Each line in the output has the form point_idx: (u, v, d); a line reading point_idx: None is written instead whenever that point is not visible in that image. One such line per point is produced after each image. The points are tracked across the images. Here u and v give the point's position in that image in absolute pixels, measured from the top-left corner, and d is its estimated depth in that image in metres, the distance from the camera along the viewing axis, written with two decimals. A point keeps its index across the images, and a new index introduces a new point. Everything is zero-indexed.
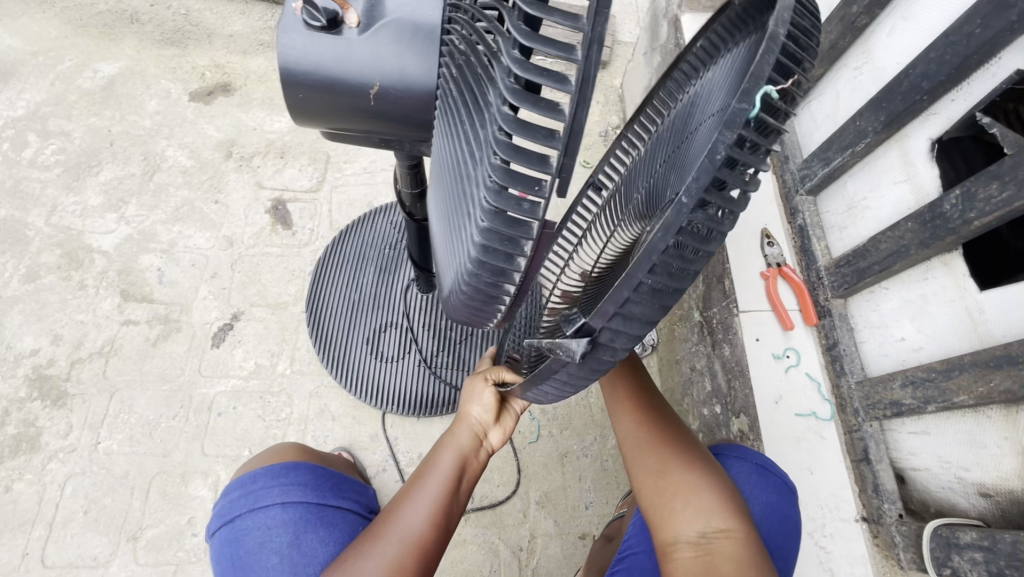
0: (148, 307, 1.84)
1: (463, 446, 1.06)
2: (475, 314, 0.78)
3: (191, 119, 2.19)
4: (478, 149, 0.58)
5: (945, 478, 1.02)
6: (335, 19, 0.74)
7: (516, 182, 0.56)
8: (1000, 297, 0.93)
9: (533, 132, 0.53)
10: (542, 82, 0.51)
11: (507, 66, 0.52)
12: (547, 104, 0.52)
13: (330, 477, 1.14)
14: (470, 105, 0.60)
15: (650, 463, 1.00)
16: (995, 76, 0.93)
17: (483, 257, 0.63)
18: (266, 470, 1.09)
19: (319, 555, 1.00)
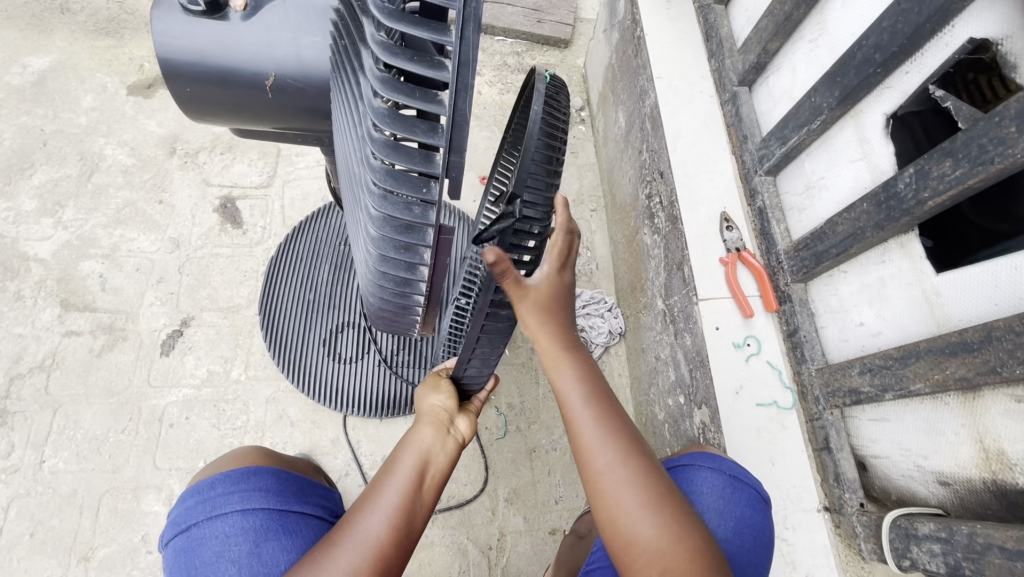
0: (91, 317, 1.75)
1: (426, 444, 0.94)
2: (395, 321, 0.73)
3: (130, 114, 2.07)
4: (359, 148, 0.52)
5: (904, 466, 0.99)
6: (216, 1, 0.67)
7: (401, 185, 0.50)
8: (956, 279, 0.89)
9: (412, 127, 0.47)
10: (414, 69, 0.45)
11: (374, 51, 0.46)
12: (423, 95, 0.46)
13: (293, 482, 1.10)
14: (351, 99, 0.54)
15: (612, 508, 0.82)
16: (948, 46, 0.88)
17: (382, 267, 0.58)
18: (225, 476, 1.05)
19: (280, 563, 0.95)
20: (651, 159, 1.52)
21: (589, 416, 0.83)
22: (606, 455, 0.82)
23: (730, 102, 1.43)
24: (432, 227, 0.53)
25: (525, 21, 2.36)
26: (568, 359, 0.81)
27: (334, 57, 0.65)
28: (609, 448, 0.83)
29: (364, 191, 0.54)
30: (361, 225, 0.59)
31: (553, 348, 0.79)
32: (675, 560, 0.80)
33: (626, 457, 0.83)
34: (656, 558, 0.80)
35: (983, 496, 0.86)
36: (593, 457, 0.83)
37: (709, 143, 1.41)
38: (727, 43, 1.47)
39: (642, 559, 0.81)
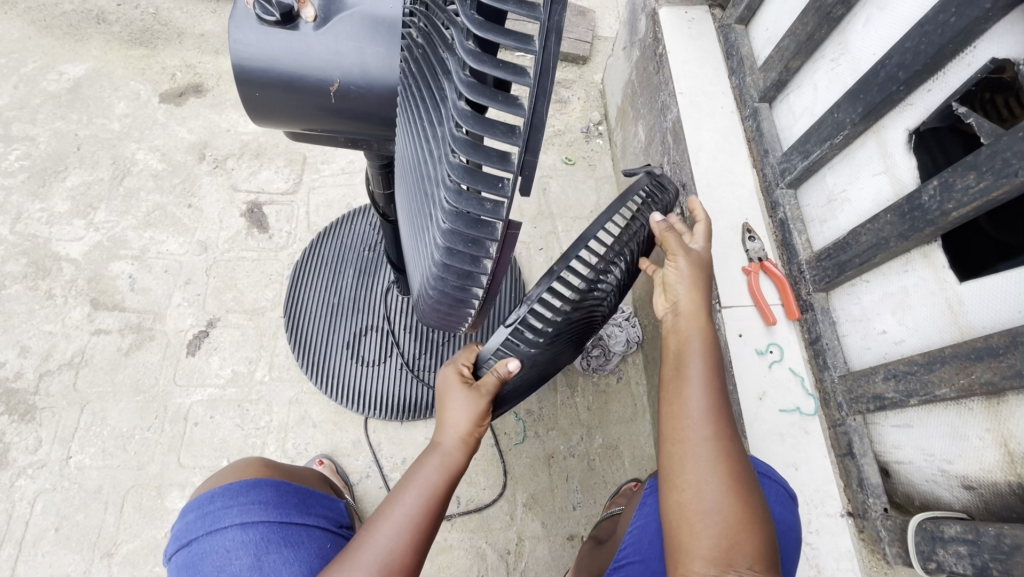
0: (120, 316, 1.79)
1: (445, 463, 0.98)
2: (446, 318, 0.76)
3: (162, 121, 2.13)
4: (436, 147, 0.56)
5: (928, 471, 1.01)
6: (289, 13, 0.71)
7: (476, 181, 0.54)
8: (980, 288, 0.92)
9: (492, 128, 0.51)
10: (500, 74, 0.49)
11: (462, 58, 0.50)
12: (505, 97, 0.49)
13: (294, 493, 1.10)
14: (428, 101, 0.58)
15: (695, 468, 0.88)
16: (971, 66, 0.92)
17: (449, 260, 0.61)
18: (225, 490, 1.05)
19: (281, 573, 0.95)
20: (672, 171, 1.57)
21: (702, 384, 0.93)
22: (708, 424, 0.90)
23: (750, 118, 1.49)
24: (500, 224, 0.56)
25: None
26: (700, 328, 0.97)
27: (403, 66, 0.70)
28: (711, 418, 0.91)
29: (437, 187, 0.58)
30: (428, 220, 0.63)
31: (692, 310, 0.99)
32: (739, 532, 0.83)
33: (725, 434, 0.90)
34: (722, 528, 0.83)
35: (1008, 499, 0.88)
36: (695, 423, 0.90)
37: (731, 157, 1.47)
38: (747, 62, 1.54)
39: (706, 521, 0.84)
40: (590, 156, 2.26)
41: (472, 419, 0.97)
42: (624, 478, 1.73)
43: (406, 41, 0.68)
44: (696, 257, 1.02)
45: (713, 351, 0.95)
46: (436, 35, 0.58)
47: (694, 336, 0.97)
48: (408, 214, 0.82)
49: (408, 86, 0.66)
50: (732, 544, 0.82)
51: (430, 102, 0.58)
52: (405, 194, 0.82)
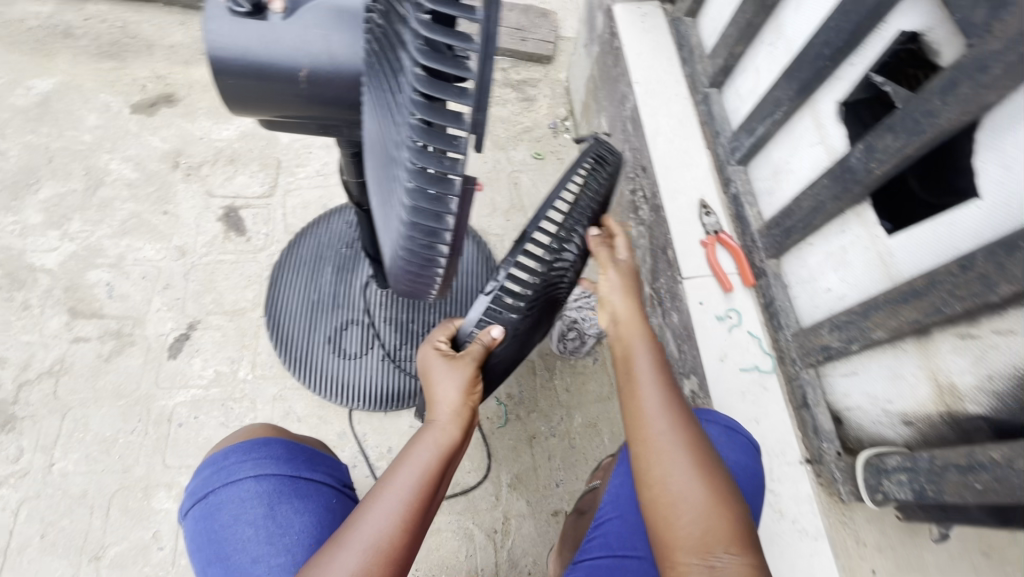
0: (99, 323, 1.80)
1: (439, 442, 1.01)
2: (415, 281, 0.82)
3: (134, 131, 2.15)
4: (397, 114, 0.62)
5: (874, 413, 1.10)
6: (258, 4, 0.77)
7: (434, 140, 0.60)
8: (906, 238, 1.01)
9: (445, 89, 0.57)
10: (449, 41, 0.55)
11: (414, 27, 0.56)
12: (455, 62, 0.56)
13: (303, 450, 1.13)
14: (386, 71, 0.64)
15: (663, 461, 0.93)
16: (884, 38, 1.01)
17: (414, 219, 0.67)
18: (237, 446, 1.08)
19: (294, 523, 1.02)
20: (633, 156, 1.66)
21: (655, 383, 1.01)
22: (666, 418, 0.97)
23: (702, 103, 1.58)
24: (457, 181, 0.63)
25: (510, 39, 2.53)
26: (642, 333, 1.08)
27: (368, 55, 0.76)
28: (670, 413, 0.98)
29: (399, 150, 0.63)
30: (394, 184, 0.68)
31: (631, 316, 1.10)
32: (716, 514, 0.87)
33: (684, 423, 0.97)
34: (699, 514, 0.87)
35: (941, 429, 0.97)
36: (654, 417, 0.98)
37: (685, 139, 1.56)
38: (696, 52, 1.64)
39: (681, 509, 0.89)
40: (558, 150, 2.35)
41: (462, 389, 1.05)
42: (604, 454, 1.80)
43: (369, 24, 0.74)
44: (624, 268, 1.15)
45: (658, 350, 1.05)
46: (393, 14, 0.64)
47: (637, 341, 1.07)
48: (375, 187, 0.88)
49: (372, 66, 0.72)
50: (711, 529, 0.86)
51: (389, 73, 0.63)
52: (371, 166, 0.88)
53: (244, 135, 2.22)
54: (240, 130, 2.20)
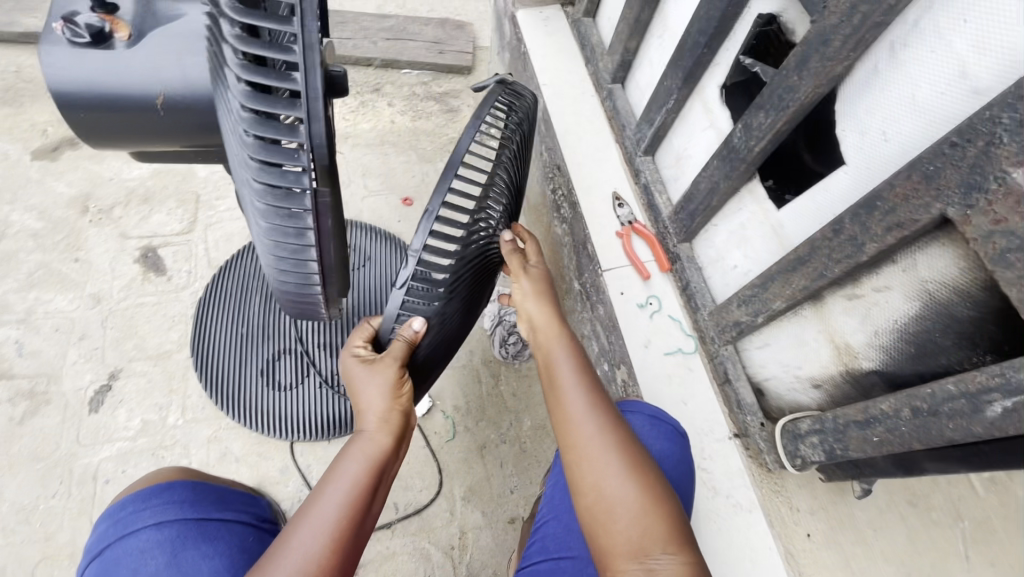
0: (8, 385, 1.68)
1: (368, 455, 0.98)
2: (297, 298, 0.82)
3: (37, 178, 2.04)
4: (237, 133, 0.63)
5: (788, 381, 1.13)
6: (99, 34, 0.76)
7: (273, 155, 0.62)
8: (792, 209, 1.05)
9: (273, 103, 0.59)
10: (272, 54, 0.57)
11: (233, 46, 0.58)
12: (279, 75, 0.58)
13: (213, 492, 1.11)
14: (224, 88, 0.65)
15: (595, 466, 0.93)
16: (748, 22, 1.08)
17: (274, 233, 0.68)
18: (137, 495, 1.06)
19: (200, 568, 0.98)
20: (549, 156, 1.68)
21: (582, 389, 1.01)
22: (597, 422, 0.97)
23: (607, 99, 1.62)
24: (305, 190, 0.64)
25: (428, 53, 2.54)
26: (562, 337, 1.08)
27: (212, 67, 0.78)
28: (600, 416, 0.98)
29: (245, 170, 0.65)
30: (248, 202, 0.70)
31: (551, 322, 1.10)
32: (652, 518, 0.88)
33: (610, 425, 0.97)
34: (633, 517, 0.88)
35: (845, 389, 1.00)
36: (580, 422, 0.97)
37: (594, 135, 1.59)
38: (598, 50, 1.68)
39: (618, 515, 0.89)
40: None
41: (387, 394, 1.00)
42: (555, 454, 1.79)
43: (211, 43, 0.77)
44: (539, 272, 1.13)
45: (578, 353, 1.06)
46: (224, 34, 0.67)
47: (556, 347, 1.07)
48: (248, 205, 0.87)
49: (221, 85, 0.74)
50: (647, 531, 0.87)
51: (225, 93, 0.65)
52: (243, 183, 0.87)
53: (158, 172, 2.13)
54: (153, 166, 2.11)
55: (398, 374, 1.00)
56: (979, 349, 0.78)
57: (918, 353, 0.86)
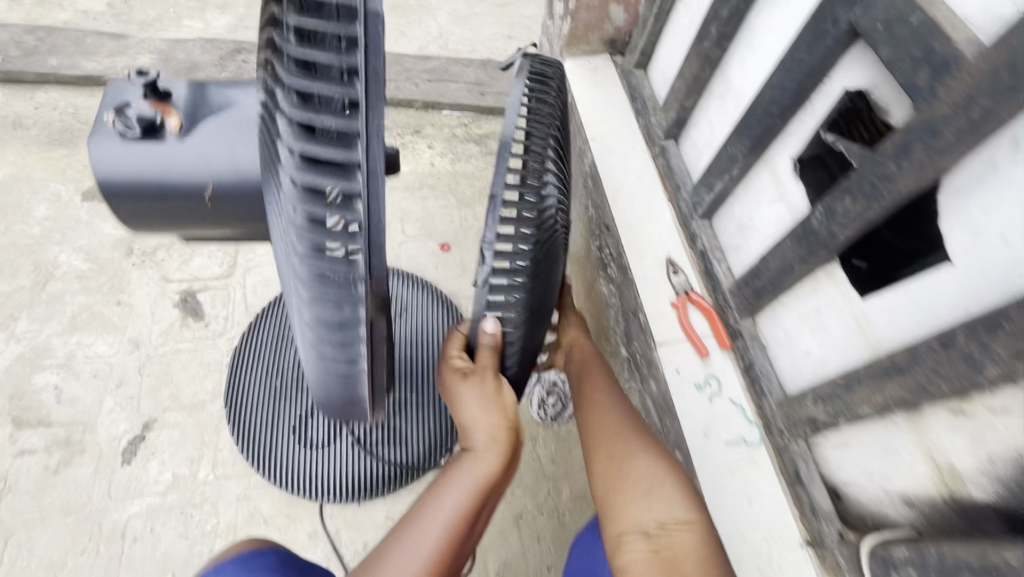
0: (46, 432, 1.68)
1: (473, 472, 0.97)
2: (340, 348, 0.85)
3: (85, 220, 2.07)
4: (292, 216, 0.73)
5: (873, 491, 1.00)
6: (151, 125, 0.72)
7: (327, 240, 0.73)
8: (881, 303, 0.94)
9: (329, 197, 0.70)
10: (337, 116, 0.67)
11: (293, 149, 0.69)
12: (336, 176, 0.69)
13: (297, 562, 1.07)
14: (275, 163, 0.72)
15: (621, 453, 1.09)
16: (830, 95, 0.97)
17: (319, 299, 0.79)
18: (226, 561, 0.99)
19: None
20: (597, 213, 1.61)
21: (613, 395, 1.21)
22: (626, 422, 1.16)
23: (660, 155, 1.54)
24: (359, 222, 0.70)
25: (469, 95, 2.53)
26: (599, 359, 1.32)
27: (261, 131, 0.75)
28: (626, 416, 1.17)
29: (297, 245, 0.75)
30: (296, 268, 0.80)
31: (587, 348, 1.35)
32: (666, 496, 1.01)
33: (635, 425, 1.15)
34: (652, 496, 1.01)
35: (946, 512, 0.87)
36: (611, 421, 1.16)
37: (645, 194, 1.51)
38: (650, 104, 1.61)
39: (638, 493, 1.02)
40: None
41: (490, 407, 1.01)
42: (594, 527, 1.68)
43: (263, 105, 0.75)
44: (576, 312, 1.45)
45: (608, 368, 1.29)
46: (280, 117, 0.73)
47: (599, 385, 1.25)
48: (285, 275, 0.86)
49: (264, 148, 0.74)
50: (661, 506, 1.00)
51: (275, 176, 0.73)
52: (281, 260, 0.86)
53: None
54: None
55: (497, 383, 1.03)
56: None
57: None
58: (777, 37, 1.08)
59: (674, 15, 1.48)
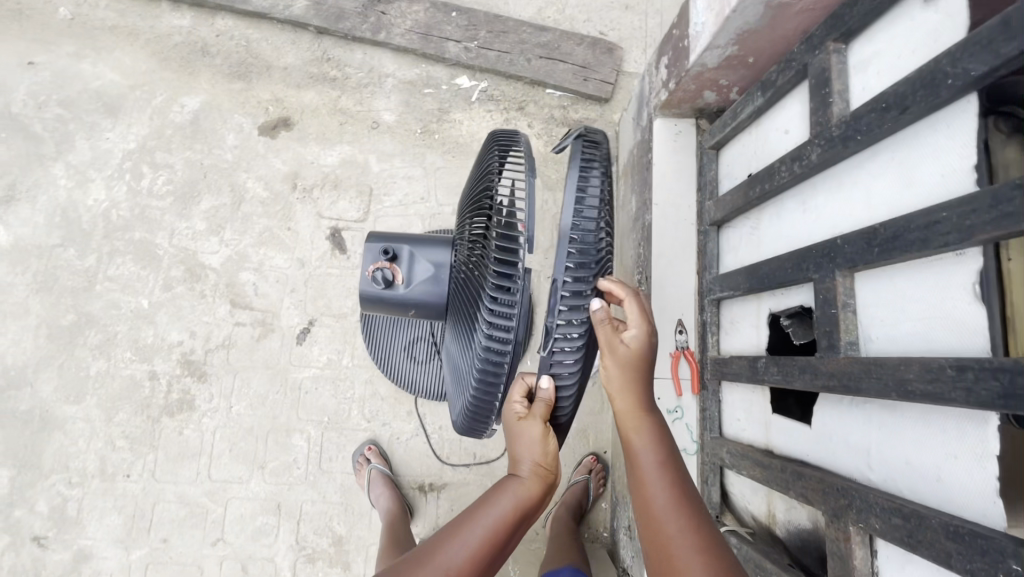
0: (251, 313, 2.60)
1: (518, 494, 1.12)
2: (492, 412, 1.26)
3: (263, 152, 2.72)
4: (474, 338, 1.20)
5: (744, 503, 1.73)
6: (389, 282, 1.37)
7: (492, 353, 1.14)
8: (778, 421, 1.55)
9: (497, 327, 1.13)
10: (505, 278, 1.11)
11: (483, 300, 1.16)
12: (500, 315, 1.12)
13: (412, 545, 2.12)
14: (474, 315, 1.22)
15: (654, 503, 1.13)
16: (798, 296, 1.47)
17: (482, 387, 1.21)
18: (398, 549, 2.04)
19: None
20: (643, 260, 2.12)
21: (659, 459, 1.18)
22: (664, 481, 1.15)
23: (703, 234, 1.97)
24: (513, 348, 1.13)
25: (573, 78, 2.77)
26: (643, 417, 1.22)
27: (469, 282, 1.27)
28: (666, 477, 1.16)
29: (474, 354, 1.20)
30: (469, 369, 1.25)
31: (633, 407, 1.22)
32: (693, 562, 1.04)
33: (679, 498, 1.13)
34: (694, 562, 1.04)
35: (763, 531, 1.63)
36: (655, 489, 1.15)
37: (680, 264, 2.01)
38: (710, 186, 1.97)
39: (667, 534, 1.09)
40: None
41: (540, 444, 1.13)
42: (585, 450, 2.56)
43: (473, 263, 1.27)
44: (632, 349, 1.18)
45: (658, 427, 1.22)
46: (476, 276, 1.24)
47: (638, 424, 1.21)
48: (452, 366, 1.44)
49: (468, 296, 1.27)
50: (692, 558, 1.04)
51: (471, 313, 1.24)
52: (451, 355, 1.45)
53: (344, 161, 2.74)
54: (342, 158, 2.73)
55: (543, 429, 1.12)
56: (819, 563, 1.40)
57: (800, 544, 1.46)
58: (792, 229, 1.50)
59: (746, 134, 1.78)
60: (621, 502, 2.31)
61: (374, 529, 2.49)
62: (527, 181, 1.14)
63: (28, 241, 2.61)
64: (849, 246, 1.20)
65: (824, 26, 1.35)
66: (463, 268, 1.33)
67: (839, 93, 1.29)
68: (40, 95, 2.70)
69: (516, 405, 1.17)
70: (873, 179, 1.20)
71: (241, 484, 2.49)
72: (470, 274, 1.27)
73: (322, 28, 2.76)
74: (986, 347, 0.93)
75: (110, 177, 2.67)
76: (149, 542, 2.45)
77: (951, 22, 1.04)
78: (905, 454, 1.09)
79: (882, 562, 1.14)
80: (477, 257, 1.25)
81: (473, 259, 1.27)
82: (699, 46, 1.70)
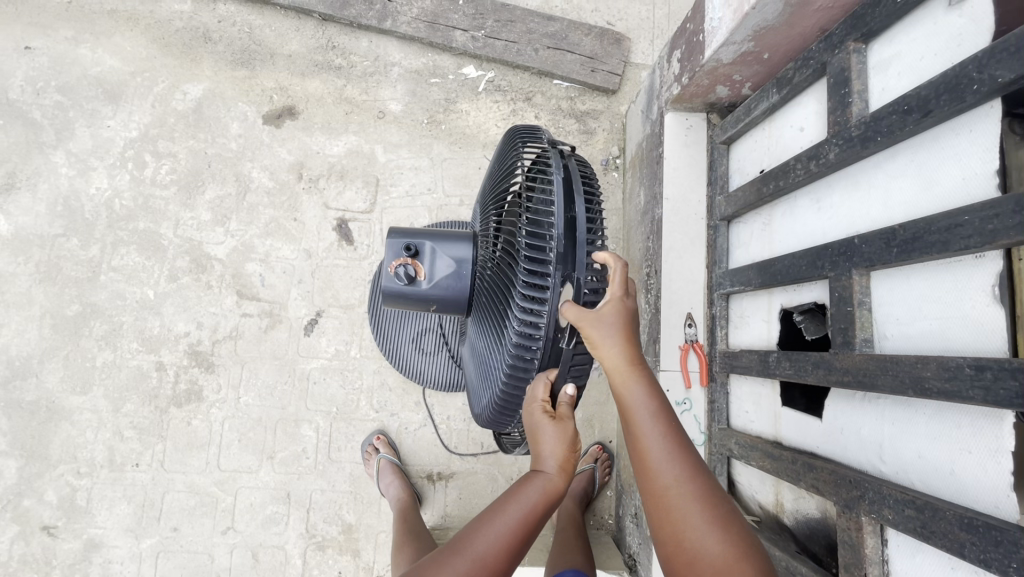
0: (257, 304, 2.59)
1: (546, 486, 1.15)
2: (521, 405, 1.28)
3: (267, 142, 2.69)
4: (504, 335, 1.22)
5: (750, 492, 1.78)
6: (411, 278, 1.37)
7: (527, 349, 1.16)
8: (788, 414, 1.58)
9: (530, 326, 1.14)
10: (539, 276, 1.13)
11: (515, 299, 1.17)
12: (532, 313, 1.13)
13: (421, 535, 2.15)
14: (504, 311, 1.23)
15: (653, 460, 1.09)
16: (811, 293, 1.51)
17: (512, 382, 1.22)
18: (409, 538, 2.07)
19: None
20: (651, 253, 2.14)
21: (651, 411, 1.12)
22: (662, 433, 1.10)
23: (713, 229, 1.98)
24: (544, 340, 1.14)
25: (581, 69, 2.76)
26: (633, 370, 1.13)
27: (498, 282, 1.28)
28: (663, 428, 1.11)
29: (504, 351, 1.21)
30: (499, 365, 1.26)
31: (624, 364, 1.12)
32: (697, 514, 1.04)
33: (677, 448, 1.10)
34: (702, 520, 1.04)
35: (770, 520, 1.67)
36: (651, 443, 1.10)
37: (690, 258, 2.03)
38: (720, 182, 1.98)
39: (666, 491, 1.07)
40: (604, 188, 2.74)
41: (568, 441, 1.16)
42: (591, 439, 2.60)
43: (500, 262, 1.29)
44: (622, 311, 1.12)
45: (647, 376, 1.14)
46: (504, 275, 1.25)
47: (628, 381, 1.13)
48: (478, 360, 1.46)
49: (495, 295, 1.29)
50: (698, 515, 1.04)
51: (500, 312, 1.25)
52: (475, 348, 1.48)
53: (350, 151, 2.72)
54: (348, 148, 2.71)
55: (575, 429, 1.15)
56: (828, 552, 1.45)
57: (809, 533, 1.51)
58: (807, 226, 1.52)
59: (759, 130, 1.80)
60: (627, 490, 2.36)
61: (383, 517, 2.53)
62: (553, 178, 1.16)
63: (30, 230, 2.57)
64: (866, 245, 1.22)
65: (844, 24, 1.35)
66: (489, 267, 1.35)
67: (858, 93, 1.31)
68: (38, 82, 2.64)
69: (542, 403, 1.15)
70: (890, 180, 1.23)
71: (251, 474, 2.51)
72: (499, 270, 1.28)
73: (326, 15, 2.72)
74: (1003, 347, 0.97)
75: (112, 166, 2.63)
76: (160, 531, 2.47)
77: (976, 27, 1.06)
78: (918, 449, 1.13)
79: (892, 550, 1.19)
80: (505, 257, 1.26)
81: (500, 258, 1.28)
82: (714, 41, 1.70)
